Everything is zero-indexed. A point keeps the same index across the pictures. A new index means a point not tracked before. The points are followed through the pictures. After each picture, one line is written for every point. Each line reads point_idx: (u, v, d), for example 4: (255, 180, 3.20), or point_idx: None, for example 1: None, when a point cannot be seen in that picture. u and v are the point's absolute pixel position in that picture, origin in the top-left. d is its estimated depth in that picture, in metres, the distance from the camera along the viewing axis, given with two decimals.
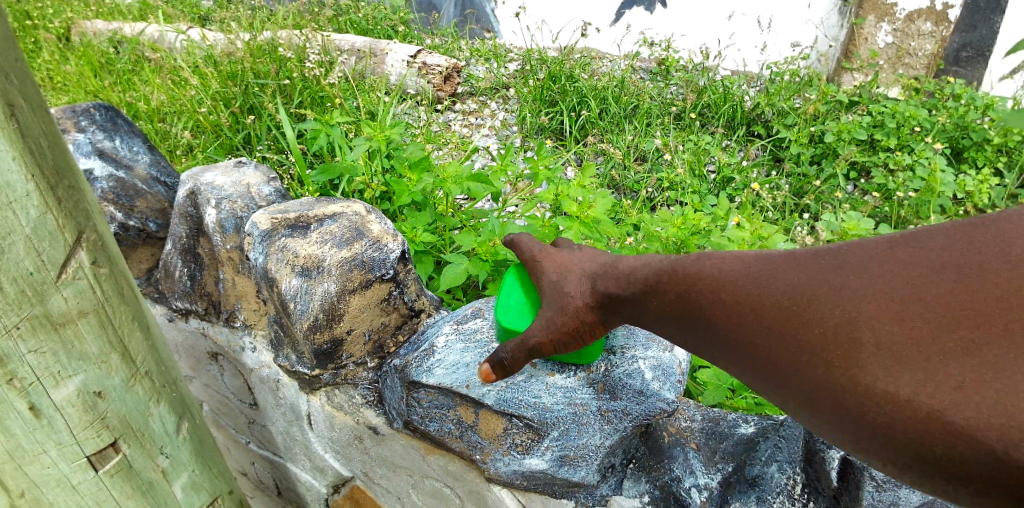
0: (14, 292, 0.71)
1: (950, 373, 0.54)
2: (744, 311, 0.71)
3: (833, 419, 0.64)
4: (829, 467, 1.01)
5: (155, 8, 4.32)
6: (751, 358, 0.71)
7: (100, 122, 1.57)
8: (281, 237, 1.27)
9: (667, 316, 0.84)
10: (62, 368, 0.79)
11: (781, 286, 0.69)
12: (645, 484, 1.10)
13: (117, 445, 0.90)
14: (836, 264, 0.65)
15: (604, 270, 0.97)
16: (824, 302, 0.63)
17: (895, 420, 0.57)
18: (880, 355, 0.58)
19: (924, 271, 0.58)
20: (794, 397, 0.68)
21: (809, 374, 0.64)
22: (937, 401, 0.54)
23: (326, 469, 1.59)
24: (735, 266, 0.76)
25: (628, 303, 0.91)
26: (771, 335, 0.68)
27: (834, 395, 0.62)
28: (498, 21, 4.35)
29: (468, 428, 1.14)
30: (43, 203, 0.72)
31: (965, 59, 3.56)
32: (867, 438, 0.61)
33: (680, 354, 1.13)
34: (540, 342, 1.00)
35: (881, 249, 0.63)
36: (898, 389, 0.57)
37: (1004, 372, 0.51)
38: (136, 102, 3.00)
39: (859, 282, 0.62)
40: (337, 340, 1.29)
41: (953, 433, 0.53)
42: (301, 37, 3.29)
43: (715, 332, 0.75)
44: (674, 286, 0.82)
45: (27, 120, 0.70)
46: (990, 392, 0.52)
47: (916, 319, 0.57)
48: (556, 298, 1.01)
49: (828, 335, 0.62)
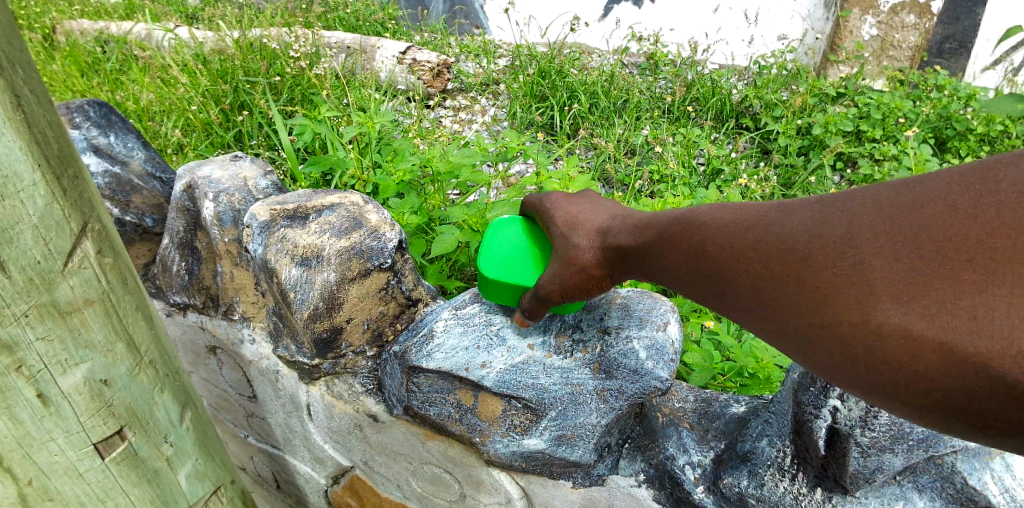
0: (23, 280, 0.72)
1: (952, 308, 0.53)
2: (746, 259, 0.73)
3: (845, 364, 0.63)
4: (817, 436, 0.93)
5: (141, 7, 4.29)
6: (754, 306, 0.73)
7: (95, 119, 1.57)
8: (280, 227, 1.28)
9: (682, 271, 0.85)
10: (69, 356, 0.80)
11: (788, 230, 0.69)
12: (641, 463, 1.15)
13: (123, 433, 0.91)
14: (848, 206, 0.65)
15: (613, 225, 1.03)
16: (832, 246, 0.63)
17: (908, 360, 0.57)
18: (890, 293, 0.57)
19: (937, 207, 0.57)
20: (801, 344, 0.68)
21: (813, 319, 0.65)
22: (938, 338, 0.54)
23: (326, 459, 1.61)
24: (742, 215, 0.77)
25: (637, 254, 0.96)
26: (772, 280, 0.69)
27: (833, 336, 0.63)
28: (487, 17, 4.39)
29: (467, 411, 1.16)
30: (50, 192, 0.73)
31: (948, 51, 3.64)
32: (870, 382, 0.62)
33: (674, 333, 1.15)
34: (550, 293, 1.09)
35: (894, 189, 0.62)
36: (898, 328, 0.57)
37: (1005, 305, 0.50)
38: (125, 101, 2.99)
39: (859, 221, 0.62)
40: (337, 329, 1.32)
41: (968, 368, 0.52)
42: (290, 34, 3.29)
43: (720, 281, 0.77)
44: (686, 240, 0.84)
45: (32, 110, 0.72)
46: (992, 327, 0.51)
47: (928, 256, 0.56)
48: (564, 251, 1.07)
49: (837, 277, 0.62)
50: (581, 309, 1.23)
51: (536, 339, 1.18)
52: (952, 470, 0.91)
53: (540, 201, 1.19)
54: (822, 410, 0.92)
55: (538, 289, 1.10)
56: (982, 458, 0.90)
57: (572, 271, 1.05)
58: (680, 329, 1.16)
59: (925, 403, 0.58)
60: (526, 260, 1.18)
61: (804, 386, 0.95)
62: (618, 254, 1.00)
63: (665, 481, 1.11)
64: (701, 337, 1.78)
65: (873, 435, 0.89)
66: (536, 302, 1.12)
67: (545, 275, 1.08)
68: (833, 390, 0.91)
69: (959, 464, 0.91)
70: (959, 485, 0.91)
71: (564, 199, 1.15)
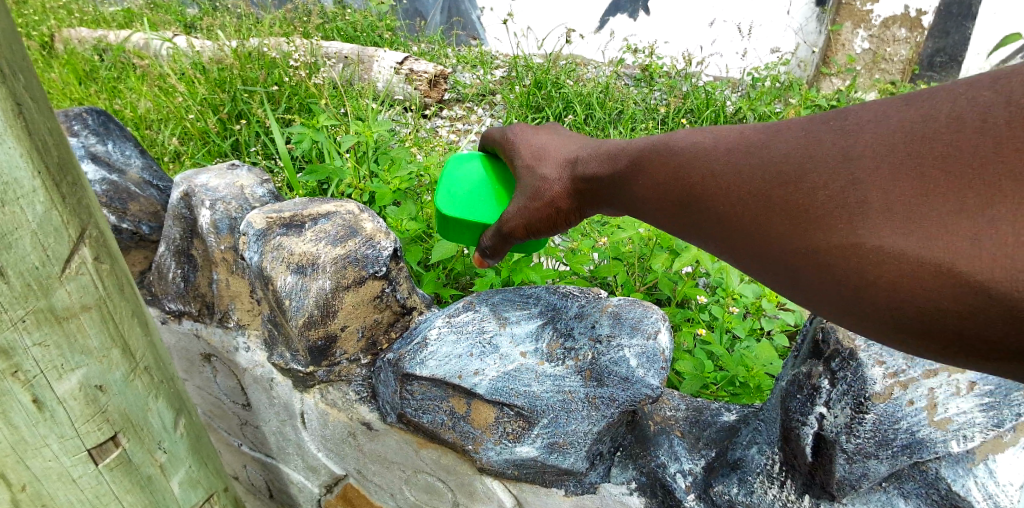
0: (21, 285, 0.73)
1: (948, 227, 0.52)
2: (732, 186, 0.71)
3: (827, 289, 0.61)
4: (804, 443, 0.96)
5: (140, 16, 4.32)
6: (737, 234, 0.71)
7: (92, 127, 1.58)
8: (276, 235, 1.31)
9: (663, 206, 0.83)
10: (65, 362, 0.80)
11: (778, 153, 0.67)
12: (632, 471, 1.16)
13: (117, 439, 0.91)
14: (843, 127, 0.63)
15: (577, 154, 1.07)
16: (825, 165, 0.61)
17: (893, 282, 0.55)
18: (882, 211, 0.56)
19: (941, 123, 0.55)
20: (785, 270, 0.66)
21: (799, 243, 0.63)
22: (930, 258, 0.52)
23: (319, 468, 1.61)
24: (731, 142, 0.75)
25: (608, 185, 0.97)
26: (759, 204, 0.67)
27: (817, 259, 0.61)
28: (483, 28, 4.45)
29: (461, 418, 1.17)
30: (49, 199, 0.74)
31: (938, 64, 3.73)
32: (853, 308, 0.60)
33: (665, 341, 1.11)
34: (515, 229, 1.16)
35: (894, 108, 0.61)
36: (888, 249, 0.55)
37: (1006, 222, 0.49)
38: (123, 109, 3.00)
39: (855, 140, 0.61)
40: (331, 337, 1.33)
41: (961, 288, 0.51)
42: (288, 44, 3.31)
43: (705, 211, 0.76)
44: (667, 169, 0.82)
45: (33, 117, 0.73)
46: (988, 244, 0.49)
47: (928, 169, 0.54)
48: (531, 184, 1.11)
49: (829, 197, 0.60)
50: (573, 315, 1.21)
51: (528, 346, 1.18)
52: (936, 476, 0.91)
53: (504, 136, 1.23)
54: (808, 417, 0.95)
55: (501, 227, 1.18)
56: (966, 465, 0.90)
57: (539, 204, 1.10)
58: (671, 336, 1.12)
59: (911, 330, 0.56)
60: (486, 200, 1.29)
61: (792, 394, 0.98)
62: (586, 184, 1.03)
63: (656, 490, 1.13)
64: (693, 347, 1.79)
65: (858, 442, 0.90)
66: (498, 240, 1.21)
67: (511, 211, 1.14)
68: (818, 397, 0.94)
69: (942, 471, 0.90)
70: (943, 491, 0.91)
71: (530, 132, 1.20)
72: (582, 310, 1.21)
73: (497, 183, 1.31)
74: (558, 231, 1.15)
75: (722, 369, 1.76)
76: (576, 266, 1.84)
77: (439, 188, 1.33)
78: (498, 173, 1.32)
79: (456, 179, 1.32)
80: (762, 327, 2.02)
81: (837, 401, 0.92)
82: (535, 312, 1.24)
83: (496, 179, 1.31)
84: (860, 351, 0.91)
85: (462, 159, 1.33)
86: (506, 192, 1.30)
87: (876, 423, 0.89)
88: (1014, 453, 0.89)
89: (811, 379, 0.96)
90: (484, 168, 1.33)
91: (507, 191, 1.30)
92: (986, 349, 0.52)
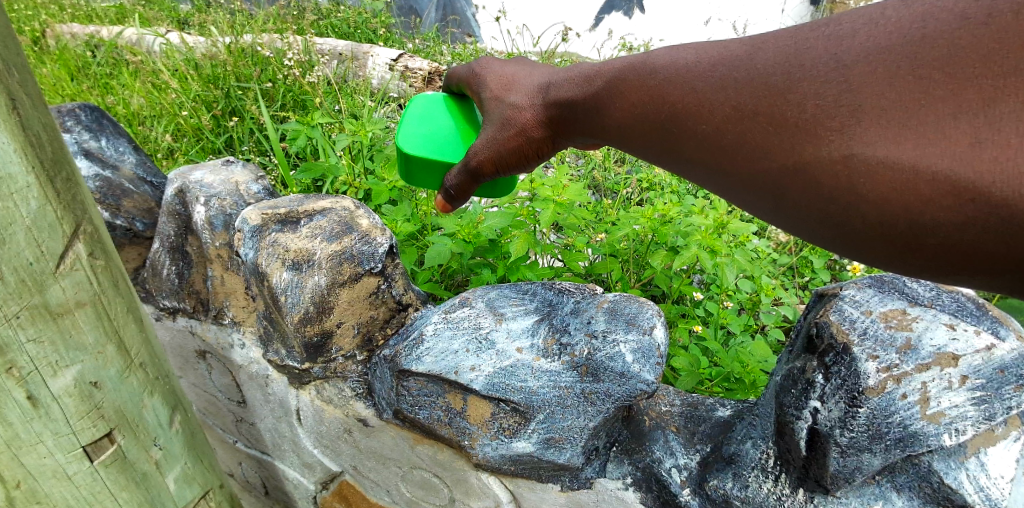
0: (15, 281, 0.72)
1: (948, 134, 0.57)
2: (716, 104, 0.75)
3: (814, 203, 0.67)
4: (799, 436, 0.97)
5: (133, 11, 4.29)
6: (722, 151, 0.75)
7: (86, 123, 1.57)
8: (271, 232, 1.31)
9: (646, 133, 0.87)
10: (60, 358, 0.80)
11: (763, 66, 0.72)
12: (628, 466, 1.17)
13: (112, 435, 0.90)
14: (835, 33, 0.68)
15: (549, 80, 1.07)
16: (818, 75, 0.66)
17: (885, 191, 0.60)
18: (876, 119, 0.61)
19: (943, 21, 0.61)
20: (771, 183, 0.71)
21: (790, 156, 0.67)
22: (927, 166, 0.57)
23: (314, 465, 1.61)
24: (712, 58, 0.79)
25: (583, 108, 0.98)
26: (747, 121, 0.72)
27: (807, 171, 0.66)
28: (478, 26, 4.70)
29: (457, 414, 1.17)
30: (43, 195, 0.74)
31: None
32: (839, 220, 0.65)
33: (661, 336, 1.09)
34: (483, 163, 1.12)
35: (889, 10, 0.66)
36: (884, 159, 0.60)
37: (1006, 126, 0.54)
38: (116, 106, 2.99)
39: (846, 46, 0.66)
40: (327, 333, 1.33)
41: (959, 195, 0.56)
42: (282, 40, 3.30)
43: (688, 132, 0.79)
44: (645, 89, 0.86)
45: (27, 113, 0.72)
46: (985, 151, 0.54)
47: (925, 73, 0.60)
48: (500, 113, 1.10)
49: (820, 108, 0.65)
50: (568, 310, 1.20)
51: (524, 342, 1.17)
52: (929, 469, 0.92)
53: (468, 69, 1.21)
54: (803, 411, 0.96)
55: (468, 161, 1.14)
56: (958, 458, 0.90)
57: (509, 134, 1.09)
58: (667, 332, 1.10)
59: (896, 240, 0.62)
60: (453, 140, 1.25)
61: (786, 391, 1.00)
62: (561, 109, 1.03)
63: (653, 484, 1.14)
64: (688, 342, 1.80)
65: (852, 436, 0.90)
66: (465, 177, 1.16)
67: (477, 143, 1.12)
68: (813, 391, 0.95)
69: (935, 463, 0.91)
70: (936, 484, 0.92)
71: (496, 63, 1.17)
72: (577, 305, 1.20)
73: (464, 124, 1.28)
74: (530, 165, 1.14)
75: (716, 365, 1.77)
76: (571, 264, 1.84)
77: (401, 127, 1.26)
78: (465, 115, 1.30)
79: (420, 118, 1.27)
80: (756, 324, 2.04)
81: (830, 395, 0.93)
82: (530, 308, 1.24)
83: (463, 120, 1.29)
84: (854, 346, 0.92)
85: (427, 101, 1.29)
86: (473, 132, 1.28)
87: (869, 417, 0.89)
88: (1005, 446, 0.90)
89: (806, 373, 0.97)
90: (449, 110, 1.30)
91: (474, 132, 1.28)
92: (975, 253, 0.57)
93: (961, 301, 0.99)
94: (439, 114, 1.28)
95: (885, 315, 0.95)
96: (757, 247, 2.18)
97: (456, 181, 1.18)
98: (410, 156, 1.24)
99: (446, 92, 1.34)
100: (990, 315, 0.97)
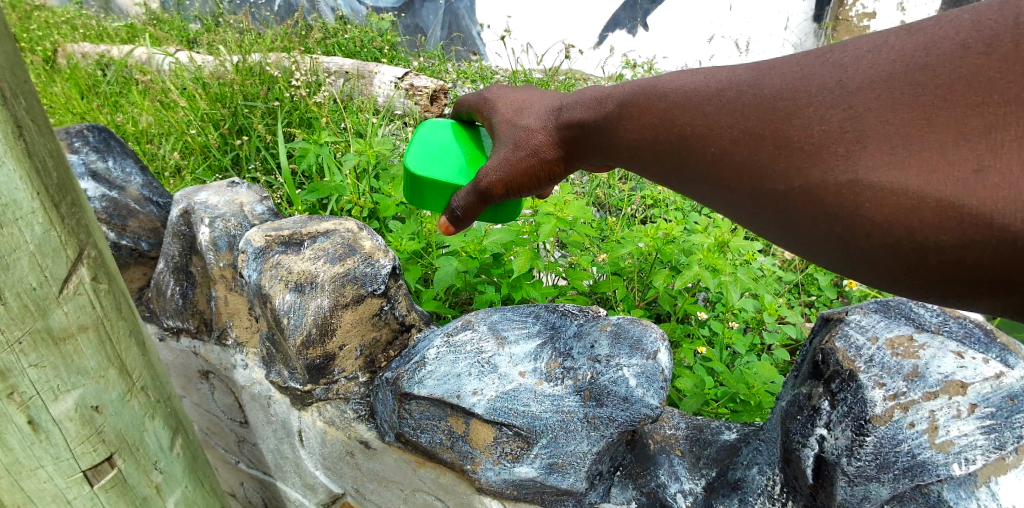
0: (18, 307, 0.72)
1: (952, 162, 0.57)
2: (723, 128, 0.76)
3: (821, 226, 0.67)
4: (804, 465, 0.96)
5: (143, 31, 4.39)
6: (730, 173, 0.75)
7: (93, 143, 1.59)
8: (275, 254, 1.32)
9: (653, 154, 0.87)
10: (61, 382, 0.80)
11: (769, 89, 0.72)
12: (633, 491, 1.14)
13: (113, 459, 0.90)
14: (840, 59, 0.68)
15: (563, 101, 1.07)
16: (824, 99, 0.66)
17: (891, 215, 0.60)
18: (879, 145, 0.61)
19: (945, 49, 0.60)
20: (779, 204, 0.71)
21: (798, 179, 0.67)
22: (929, 192, 0.57)
23: (317, 486, 1.58)
24: (721, 81, 0.78)
25: (594, 128, 0.98)
26: (754, 145, 0.72)
27: (813, 195, 0.66)
28: (483, 44, 4.75)
29: (459, 438, 1.16)
30: (48, 220, 0.74)
31: None
32: (848, 244, 0.65)
33: (665, 361, 1.09)
34: (493, 184, 1.12)
35: (893, 37, 0.65)
36: (888, 184, 0.60)
37: (1007, 155, 0.54)
38: (125, 125, 3.03)
39: (850, 71, 0.66)
40: (330, 355, 1.32)
41: (962, 218, 0.55)
42: (288, 58, 3.33)
43: (696, 156, 0.80)
44: (654, 111, 0.86)
45: (34, 141, 0.73)
46: (989, 178, 0.54)
47: (931, 101, 0.59)
48: (513, 135, 1.10)
49: (824, 132, 0.65)
50: (571, 334, 1.19)
51: (526, 366, 1.16)
52: (939, 500, 0.85)
53: (480, 94, 1.22)
54: (809, 438, 0.95)
55: (478, 182, 1.14)
56: (968, 487, 0.84)
57: (521, 154, 1.09)
58: (671, 357, 1.10)
59: (902, 264, 0.62)
60: (461, 161, 1.26)
61: (794, 417, 0.99)
62: (575, 130, 1.03)
63: None
64: (693, 362, 1.77)
65: (859, 465, 0.89)
66: (473, 197, 1.16)
67: (489, 164, 1.12)
68: (819, 418, 0.95)
69: (944, 493, 0.84)
70: None
71: (508, 90, 1.18)
72: (580, 329, 1.20)
73: (472, 149, 1.29)
74: (541, 187, 1.13)
75: (722, 385, 1.75)
76: (575, 282, 1.83)
77: (410, 150, 1.27)
78: (473, 140, 1.31)
79: (427, 141, 1.28)
80: (762, 343, 2.02)
81: (837, 423, 0.92)
82: (533, 332, 1.23)
83: (471, 145, 1.29)
84: (860, 373, 0.92)
85: (434, 125, 1.30)
86: (481, 157, 1.28)
87: (877, 445, 0.88)
88: (1016, 475, 0.84)
89: (812, 400, 0.97)
90: (457, 135, 1.30)
91: (482, 157, 1.28)
92: (987, 275, 0.56)
93: (969, 327, 0.97)
94: (448, 139, 1.29)
95: (891, 342, 0.94)
96: (762, 265, 2.17)
97: (466, 204, 1.18)
98: (418, 177, 1.24)
99: (456, 119, 1.35)
100: (998, 342, 0.95)
